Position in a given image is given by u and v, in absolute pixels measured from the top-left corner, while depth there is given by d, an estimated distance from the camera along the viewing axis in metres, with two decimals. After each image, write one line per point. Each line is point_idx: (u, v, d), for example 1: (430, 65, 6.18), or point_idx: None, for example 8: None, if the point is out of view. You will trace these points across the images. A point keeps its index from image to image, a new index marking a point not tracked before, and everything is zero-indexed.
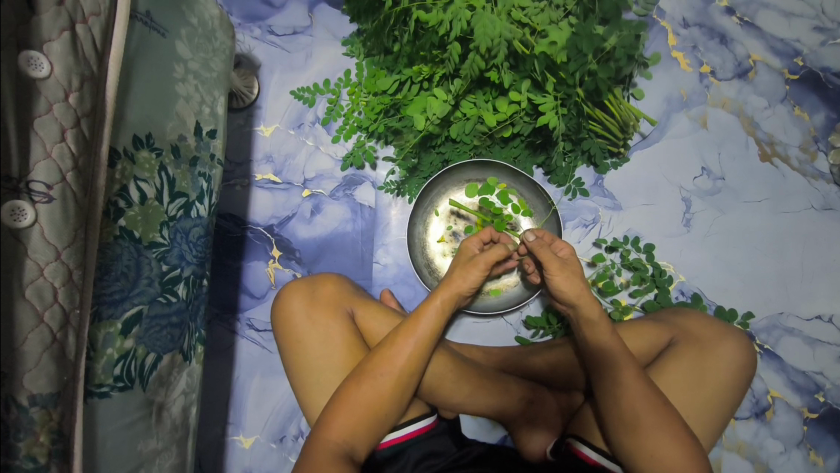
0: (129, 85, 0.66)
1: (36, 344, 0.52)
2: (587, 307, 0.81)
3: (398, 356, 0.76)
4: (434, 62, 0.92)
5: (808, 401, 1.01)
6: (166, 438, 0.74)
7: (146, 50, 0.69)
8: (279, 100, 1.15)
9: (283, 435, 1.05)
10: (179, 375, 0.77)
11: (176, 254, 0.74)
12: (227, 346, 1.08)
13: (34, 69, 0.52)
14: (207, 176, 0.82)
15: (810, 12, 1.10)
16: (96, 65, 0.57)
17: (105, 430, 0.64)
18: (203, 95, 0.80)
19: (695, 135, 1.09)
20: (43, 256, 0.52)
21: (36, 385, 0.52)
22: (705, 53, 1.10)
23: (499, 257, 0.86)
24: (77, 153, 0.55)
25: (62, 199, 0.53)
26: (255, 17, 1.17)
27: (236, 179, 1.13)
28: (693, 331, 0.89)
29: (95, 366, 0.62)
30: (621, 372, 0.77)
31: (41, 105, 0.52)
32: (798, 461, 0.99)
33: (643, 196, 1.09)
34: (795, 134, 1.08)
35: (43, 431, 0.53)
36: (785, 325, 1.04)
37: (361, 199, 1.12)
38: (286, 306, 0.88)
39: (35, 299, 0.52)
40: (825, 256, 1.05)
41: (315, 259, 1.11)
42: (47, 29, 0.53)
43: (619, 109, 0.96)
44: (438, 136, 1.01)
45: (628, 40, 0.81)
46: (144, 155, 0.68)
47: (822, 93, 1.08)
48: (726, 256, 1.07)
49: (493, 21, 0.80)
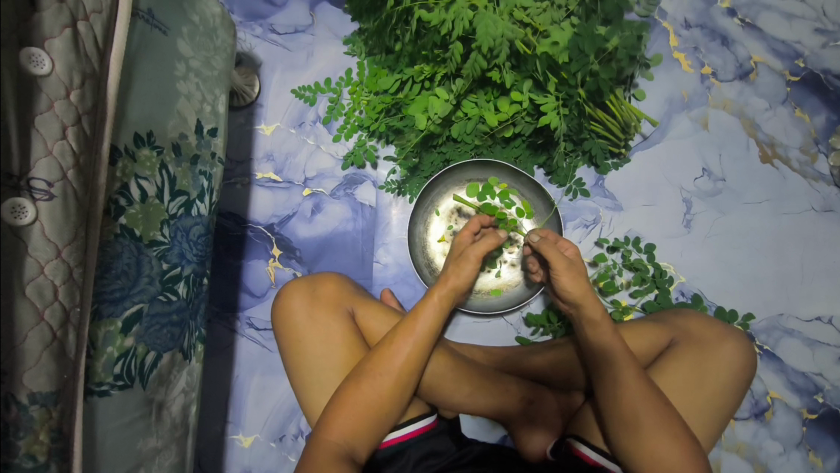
0: (131, 83, 0.66)
1: (36, 342, 0.52)
2: (592, 306, 0.81)
3: (398, 355, 0.76)
4: (436, 61, 0.92)
5: (808, 402, 1.01)
6: (166, 436, 0.74)
7: (147, 48, 0.69)
8: (280, 99, 1.15)
9: (282, 434, 1.05)
10: (179, 374, 0.77)
11: (177, 253, 0.74)
12: (227, 344, 1.08)
13: (35, 67, 0.52)
14: (208, 174, 0.81)
15: (812, 14, 1.10)
16: (97, 62, 0.57)
17: (105, 429, 0.64)
18: (204, 93, 0.80)
19: (696, 136, 1.09)
20: (44, 254, 0.52)
21: (36, 383, 0.52)
22: (706, 54, 1.10)
23: (490, 248, 0.87)
24: (78, 150, 0.54)
25: (62, 197, 0.53)
26: (257, 15, 1.17)
27: (237, 178, 1.13)
28: (694, 332, 0.89)
29: (95, 364, 0.62)
30: (621, 372, 0.77)
31: (42, 103, 0.52)
32: (797, 462, 1.00)
33: (644, 197, 1.09)
34: (796, 136, 1.08)
35: (43, 429, 0.53)
36: (785, 326, 1.04)
37: (362, 198, 1.12)
38: (286, 305, 0.88)
39: (35, 296, 0.52)
40: (825, 258, 1.05)
41: (315, 258, 1.11)
42: (49, 26, 0.52)
43: (620, 110, 0.96)
44: (440, 136, 1.01)
45: (631, 41, 0.81)
46: (145, 153, 0.68)
47: (823, 95, 1.08)
48: (727, 257, 1.07)
49: (495, 21, 0.80)
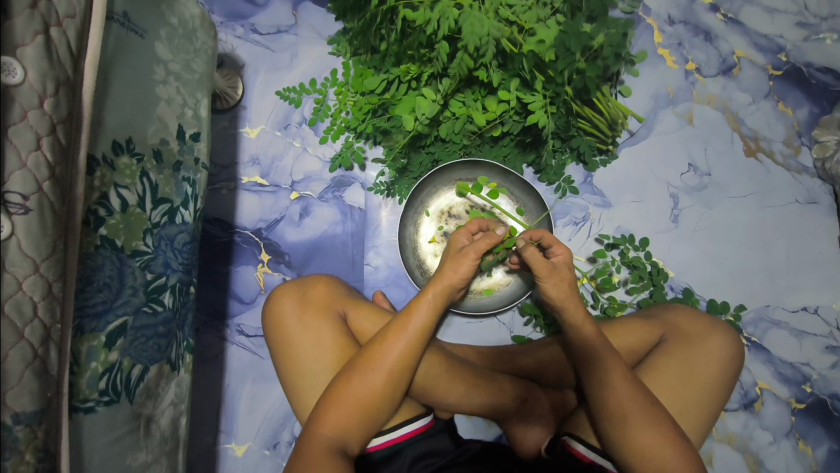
0: (107, 89, 0.64)
1: (17, 361, 0.50)
2: (573, 310, 0.82)
3: (390, 353, 0.75)
4: (422, 60, 0.91)
5: (796, 391, 1.03)
6: (155, 450, 0.72)
7: (124, 53, 0.67)
8: (265, 101, 1.13)
9: (276, 441, 1.03)
10: (167, 386, 0.75)
11: (161, 262, 0.72)
12: (216, 353, 1.06)
13: (7, 75, 0.50)
14: (192, 181, 0.79)
15: (793, 8, 1.11)
16: (72, 69, 0.55)
17: (92, 446, 0.62)
18: (185, 97, 0.78)
19: (682, 132, 1.10)
20: (21, 269, 0.50)
21: (19, 402, 0.50)
22: (690, 49, 1.11)
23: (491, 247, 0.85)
24: (54, 161, 0.53)
25: (39, 210, 0.51)
26: (238, 16, 1.14)
27: (222, 182, 1.10)
28: (683, 327, 0.90)
29: (79, 381, 0.61)
30: (609, 369, 0.77)
31: (15, 112, 0.50)
32: (787, 451, 1.01)
33: (631, 193, 1.09)
34: (779, 129, 1.09)
35: (29, 449, 0.51)
36: (772, 317, 1.05)
37: (350, 200, 1.11)
38: (276, 310, 0.87)
39: (14, 314, 0.50)
40: (809, 249, 1.07)
41: (304, 262, 1.09)
42: (20, 34, 0.50)
43: (607, 107, 0.97)
44: (427, 136, 0.99)
45: (616, 38, 0.82)
46: (124, 161, 0.66)
47: (806, 88, 1.09)
48: (714, 251, 1.08)
49: (481, 20, 0.79)
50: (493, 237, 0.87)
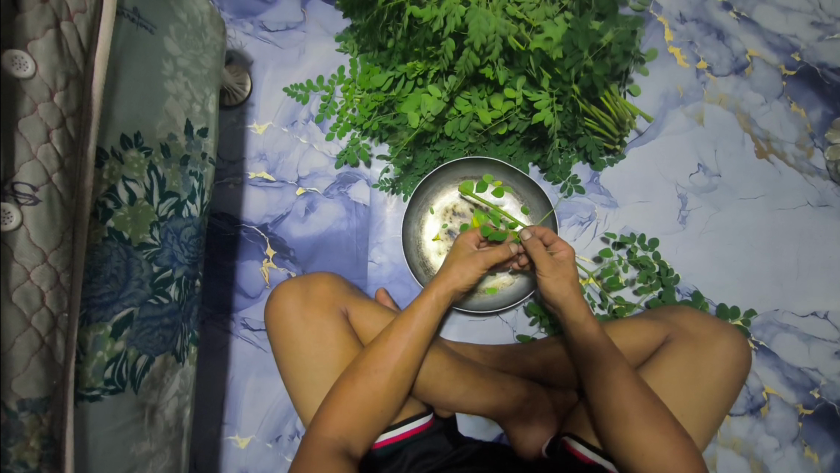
0: (116, 83, 0.65)
1: (24, 348, 0.51)
2: (575, 306, 0.82)
3: (393, 353, 0.75)
4: (429, 58, 0.91)
5: (804, 397, 1.01)
6: (159, 439, 0.73)
7: (133, 48, 0.68)
8: (272, 97, 1.14)
9: (279, 435, 1.04)
10: (172, 376, 0.76)
11: (168, 255, 0.73)
12: (221, 346, 1.07)
13: (18, 69, 0.51)
14: (198, 175, 0.80)
15: (808, 7, 1.09)
16: (82, 63, 0.56)
17: (97, 434, 0.64)
18: (194, 92, 0.79)
19: (692, 132, 1.08)
20: (30, 259, 0.51)
21: (26, 389, 0.51)
22: (702, 48, 1.09)
23: (501, 258, 0.87)
24: (63, 153, 0.54)
25: (48, 200, 0.52)
26: (246, 12, 1.15)
27: (230, 177, 1.12)
28: (689, 329, 0.89)
29: (85, 369, 0.62)
30: (612, 368, 0.77)
31: (25, 105, 0.51)
32: (793, 457, 1.00)
33: (638, 192, 1.08)
34: (791, 131, 1.07)
35: (34, 435, 0.52)
36: (780, 321, 1.04)
37: (356, 197, 1.12)
38: (278, 307, 0.88)
39: (22, 302, 0.51)
40: (821, 253, 1.05)
41: (309, 258, 1.10)
42: (31, 28, 0.52)
43: (615, 105, 0.95)
44: (433, 134, 1.00)
45: (625, 36, 0.80)
46: (132, 155, 0.67)
47: (820, 89, 1.07)
48: (723, 253, 1.07)
49: (487, 17, 0.78)
50: (503, 250, 0.87)
